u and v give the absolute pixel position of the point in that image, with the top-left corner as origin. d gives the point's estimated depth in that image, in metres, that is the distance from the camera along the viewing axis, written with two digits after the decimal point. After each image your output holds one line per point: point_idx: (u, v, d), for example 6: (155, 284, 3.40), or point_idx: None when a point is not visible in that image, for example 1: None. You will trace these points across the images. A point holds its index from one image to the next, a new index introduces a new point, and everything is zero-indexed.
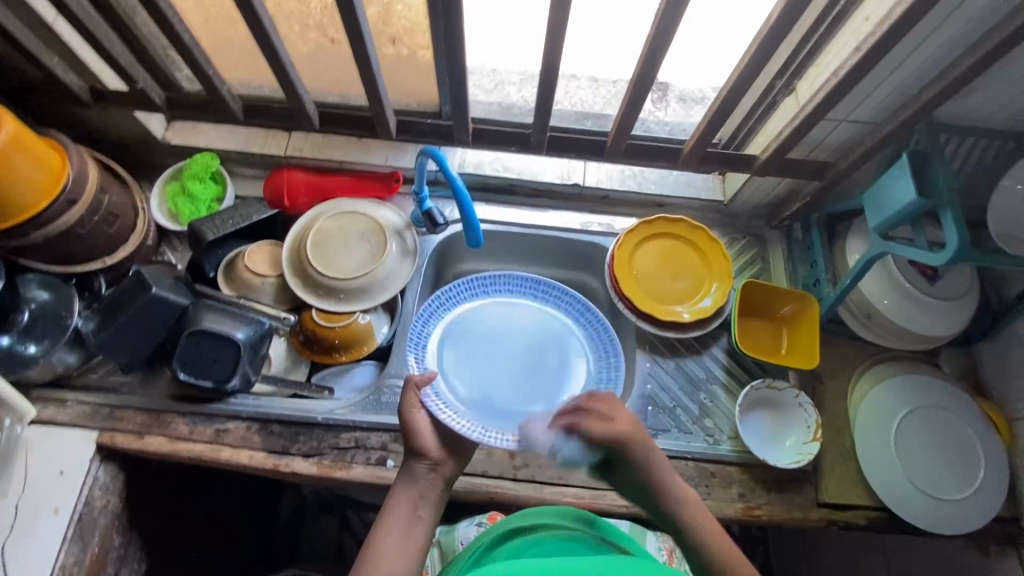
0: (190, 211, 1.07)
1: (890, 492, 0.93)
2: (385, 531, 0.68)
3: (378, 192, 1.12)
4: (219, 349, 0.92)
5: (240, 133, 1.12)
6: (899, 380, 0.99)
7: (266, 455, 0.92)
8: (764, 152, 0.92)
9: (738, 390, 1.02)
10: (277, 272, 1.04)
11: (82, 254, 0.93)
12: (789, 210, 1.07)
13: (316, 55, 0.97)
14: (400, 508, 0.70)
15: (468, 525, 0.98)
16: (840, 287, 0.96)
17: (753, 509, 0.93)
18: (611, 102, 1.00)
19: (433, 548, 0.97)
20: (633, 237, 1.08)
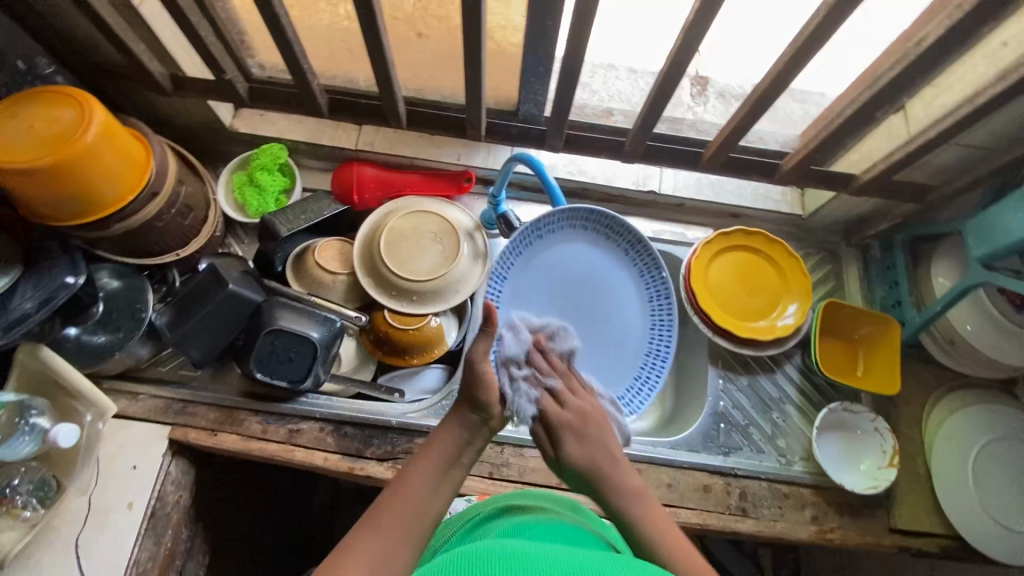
0: (258, 203, 1.04)
1: (965, 521, 0.92)
2: (413, 476, 0.62)
3: (448, 190, 1.09)
4: (295, 348, 0.91)
5: (309, 124, 1.08)
6: (977, 409, 0.97)
7: (339, 457, 0.91)
8: (865, 172, 0.89)
9: (811, 410, 1.01)
10: (348, 270, 1.02)
11: (157, 246, 0.90)
12: (873, 229, 1.05)
13: (401, 48, 0.94)
14: (433, 454, 0.65)
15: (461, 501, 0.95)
16: (927, 313, 0.94)
17: (827, 532, 0.92)
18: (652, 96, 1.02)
19: None
20: (710, 249, 1.06)
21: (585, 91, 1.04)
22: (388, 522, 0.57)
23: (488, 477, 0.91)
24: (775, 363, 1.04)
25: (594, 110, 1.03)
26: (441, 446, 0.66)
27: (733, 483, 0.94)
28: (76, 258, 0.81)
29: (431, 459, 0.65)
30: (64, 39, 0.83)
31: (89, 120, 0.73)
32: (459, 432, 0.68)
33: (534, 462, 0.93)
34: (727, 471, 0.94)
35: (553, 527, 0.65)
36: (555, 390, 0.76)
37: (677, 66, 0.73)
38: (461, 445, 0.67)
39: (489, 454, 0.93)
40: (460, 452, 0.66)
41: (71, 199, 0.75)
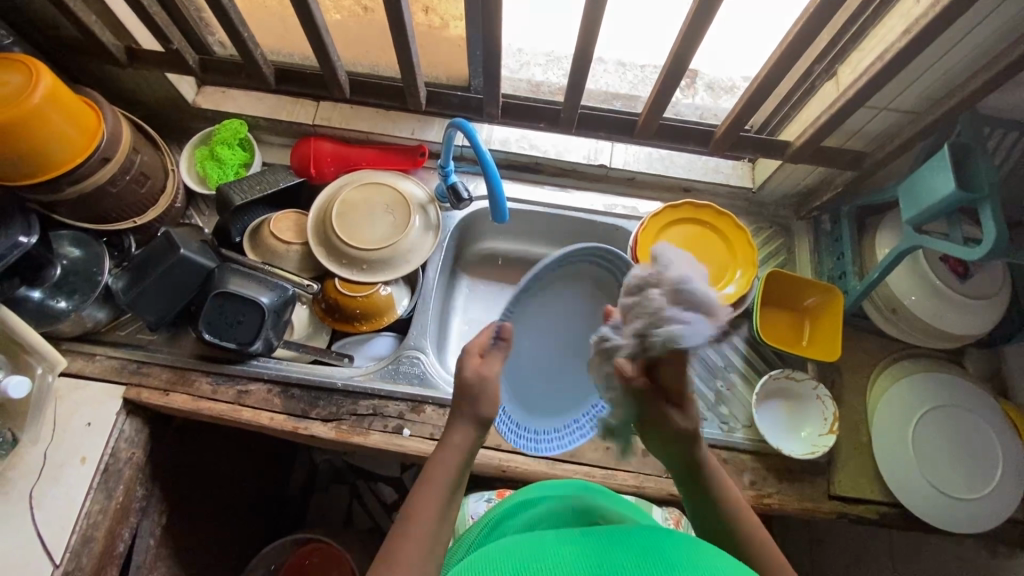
0: (218, 175, 1.08)
1: (903, 488, 0.92)
2: (420, 495, 0.60)
3: (403, 165, 1.12)
4: (244, 312, 0.94)
5: (269, 100, 1.12)
6: (920, 376, 0.97)
7: (285, 417, 0.94)
8: (799, 138, 0.90)
9: (755, 379, 1.02)
10: (302, 240, 1.05)
11: (114, 213, 0.94)
12: (818, 201, 1.06)
13: (348, 22, 0.97)
14: (439, 471, 0.62)
15: (478, 499, 0.95)
16: (867, 281, 0.95)
17: (765, 497, 0.92)
18: (637, 86, 1.07)
19: None
20: (658, 221, 1.07)
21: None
22: (399, 557, 0.55)
23: (429, 438, 0.93)
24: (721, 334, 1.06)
25: (549, 88, 1.07)
26: (448, 466, 0.63)
27: None
28: (31, 220, 0.85)
29: (438, 471, 0.62)
30: (21, 12, 0.87)
31: (35, 83, 0.76)
32: (459, 454, 0.64)
33: None
34: None
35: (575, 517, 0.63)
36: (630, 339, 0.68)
37: (595, 29, 0.75)
38: (460, 463, 0.64)
39: (431, 416, 0.94)
40: (462, 470, 0.64)
41: (22, 160, 0.79)
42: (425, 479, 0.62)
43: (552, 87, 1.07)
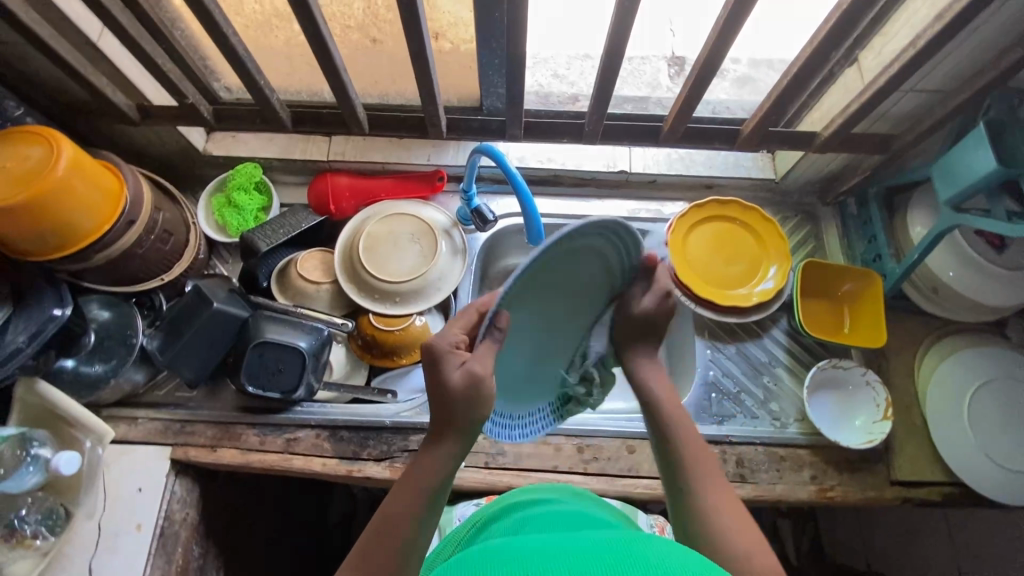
0: (237, 222, 1.07)
1: (964, 466, 0.91)
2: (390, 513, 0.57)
3: (423, 191, 1.11)
4: (284, 359, 0.93)
5: (281, 140, 1.11)
6: (968, 352, 0.97)
7: (337, 461, 0.92)
8: (826, 128, 0.89)
9: (802, 371, 1.01)
10: (330, 278, 1.04)
11: (142, 272, 0.93)
12: (845, 185, 1.05)
13: (359, 56, 0.96)
14: (418, 478, 0.58)
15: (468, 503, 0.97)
16: (906, 263, 0.94)
17: (827, 490, 0.92)
18: (627, 79, 1.08)
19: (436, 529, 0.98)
20: (685, 223, 1.07)
21: (562, 83, 1.06)
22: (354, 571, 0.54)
23: (484, 467, 0.92)
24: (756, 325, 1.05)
25: (559, 97, 1.07)
26: (427, 475, 0.58)
27: (728, 450, 0.94)
28: (62, 291, 0.83)
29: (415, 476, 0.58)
30: (31, 82, 0.86)
31: (57, 156, 0.75)
32: (439, 468, 0.59)
33: (529, 448, 0.94)
34: (721, 439, 0.95)
35: (560, 519, 0.62)
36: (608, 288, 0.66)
37: (620, 41, 0.74)
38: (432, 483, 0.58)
39: (484, 444, 0.94)
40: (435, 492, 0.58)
41: (53, 234, 0.78)
42: (405, 483, 0.59)
43: (562, 96, 1.06)
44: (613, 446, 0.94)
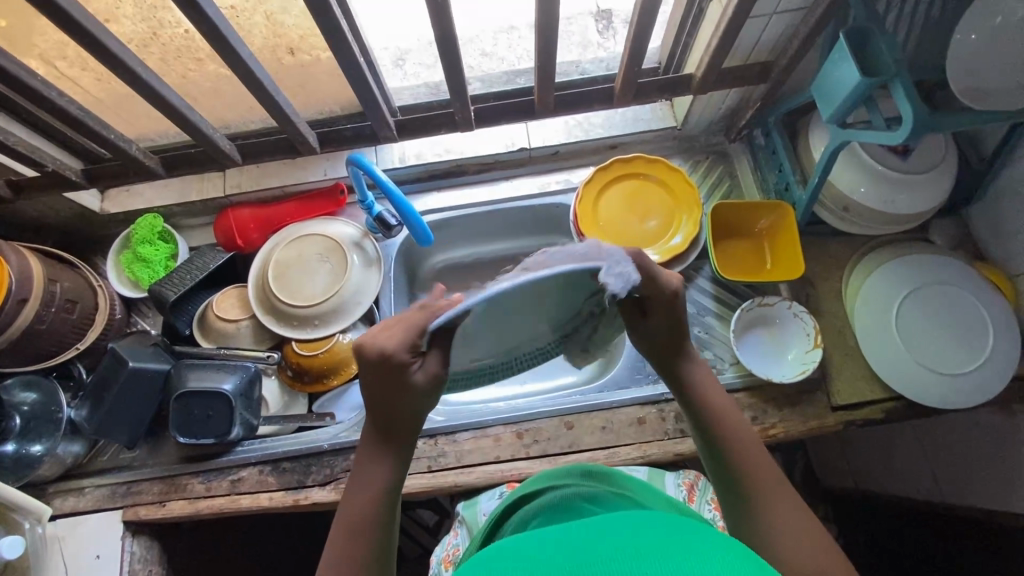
0: (148, 275, 1.06)
1: (899, 378, 0.91)
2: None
3: (327, 208, 1.10)
4: (212, 405, 0.93)
5: (175, 185, 1.09)
6: (893, 265, 0.95)
7: (284, 493, 0.93)
8: (698, 69, 0.87)
9: (731, 315, 1.01)
10: (248, 314, 1.03)
11: (53, 347, 0.93)
12: (743, 120, 1.03)
13: (222, 86, 0.93)
14: (361, 492, 0.59)
15: (490, 496, 0.90)
16: (810, 188, 0.92)
17: (770, 429, 0.92)
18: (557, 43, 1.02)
19: (461, 526, 0.90)
20: (593, 188, 1.05)
21: (491, 60, 1.04)
22: None
23: (428, 471, 0.93)
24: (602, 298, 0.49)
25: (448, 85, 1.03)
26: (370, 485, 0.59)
27: (666, 408, 0.94)
28: None
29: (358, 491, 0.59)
30: None
31: None
32: (378, 486, 0.59)
33: (469, 443, 0.94)
34: (658, 398, 0.94)
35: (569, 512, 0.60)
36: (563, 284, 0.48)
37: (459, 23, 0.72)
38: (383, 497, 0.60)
39: (424, 449, 0.94)
40: (386, 503, 0.60)
41: None
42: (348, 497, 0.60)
43: None
44: (551, 425, 0.94)
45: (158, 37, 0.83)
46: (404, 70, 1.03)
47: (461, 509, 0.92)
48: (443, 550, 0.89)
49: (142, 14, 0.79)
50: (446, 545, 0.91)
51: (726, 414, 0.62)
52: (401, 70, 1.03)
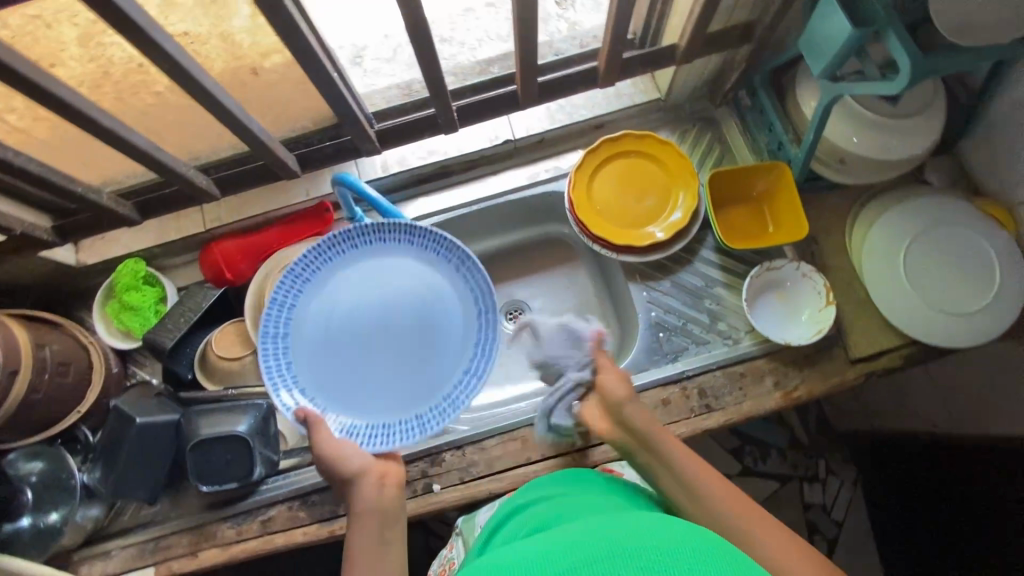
0: (140, 323, 1.01)
1: (913, 324, 0.90)
2: None
3: (314, 228, 1.05)
4: (229, 448, 0.90)
5: (152, 226, 1.05)
6: (895, 211, 0.95)
7: (317, 525, 0.92)
8: (682, 37, 0.85)
9: (740, 283, 1.00)
10: (251, 348, 0.99)
11: (54, 413, 0.89)
12: (729, 83, 1.00)
13: (189, 116, 0.88)
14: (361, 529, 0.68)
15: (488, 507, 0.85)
16: (806, 145, 0.91)
17: (792, 392, 0.92)
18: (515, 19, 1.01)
19: (458, 539, 0.86)
20: (584, 173, 1.03)
21: (451, 45, 1.00)
22: None
23: (460, 483, 0.91)
24: (392, 228, 0.81)
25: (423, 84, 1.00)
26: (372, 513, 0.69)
27: (688, 386, 0.94)
28: None
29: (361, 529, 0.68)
30: None
31: None
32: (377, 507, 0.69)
33: (497, 449, 0.93)
34: (679, 377, 0.94)
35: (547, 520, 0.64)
36: (370, 241, 0.81)
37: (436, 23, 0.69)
38: (380, 519, 0.69)
39: (453, 462, 0.93)
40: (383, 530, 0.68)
41: None
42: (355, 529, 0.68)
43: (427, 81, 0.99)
44: None
45: (111, 75, 0.77)
46: (364, 67, 0.98)
47: (458, 522, 0.88)
48: (439, 565, 0.85)
49: (93, 53, 0.74)
50: (442, 561, 0.86)
51: (662, 442, 0.72)
52: (361, 67, 0.98)
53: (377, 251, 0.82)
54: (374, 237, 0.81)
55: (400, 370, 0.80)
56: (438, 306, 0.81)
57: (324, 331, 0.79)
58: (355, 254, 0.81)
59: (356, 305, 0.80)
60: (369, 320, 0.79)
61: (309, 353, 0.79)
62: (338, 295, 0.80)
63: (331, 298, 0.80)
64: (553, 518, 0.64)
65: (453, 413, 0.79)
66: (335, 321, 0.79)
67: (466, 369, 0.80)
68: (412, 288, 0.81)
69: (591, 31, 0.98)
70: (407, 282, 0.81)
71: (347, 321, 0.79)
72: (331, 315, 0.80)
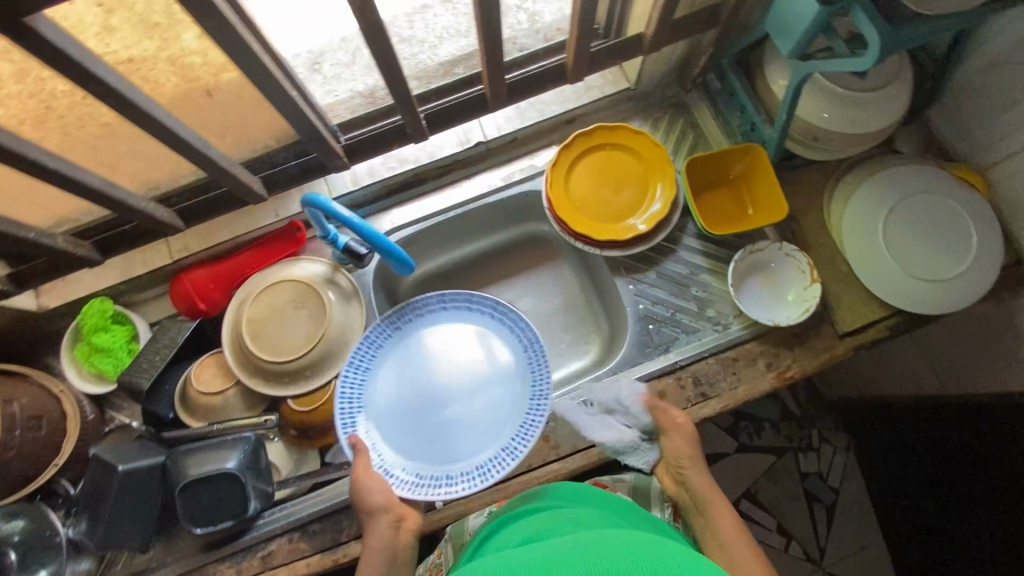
0: (113, 365, 0.97)
1: (898, 295, 0.91)
2: None
3: (287, 249, 1.02)
4: (219, 488, 0.87)
5: (117, 261, 1.00)
6: (871, 183, 0.95)
7: (320, 555, 0.89)
8: (649, 26, 0.84)
9: (724, 267, 1.00)
10: (233, 380, 0.96)
11: (30, 469, 0.85)
12: (698, 66, 0.99)
13: (145, 145, 0.84)
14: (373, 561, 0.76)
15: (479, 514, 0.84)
16: (779, 125, 0.90)
17: (785, 372, 0.92)
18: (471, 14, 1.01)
19: (446, 545, 0.83)
20: (560, 170, 1.01)
21: (412, 45, 1.00)
22: None
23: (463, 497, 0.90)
24: (476, 299, 0.96)
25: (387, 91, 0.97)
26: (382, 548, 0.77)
27: (682, 375, 0.93)
28: None
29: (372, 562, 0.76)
30: None
31: None
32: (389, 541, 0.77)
33: None
34: (672, 368, 0.94)
35: (546, 528, 0.64)
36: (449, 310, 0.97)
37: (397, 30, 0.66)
38: (387, 558, 0.76)
39: None
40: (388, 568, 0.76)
41: None
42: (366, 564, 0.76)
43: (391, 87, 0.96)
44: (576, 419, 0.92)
45: (54, 109, 0.75)
46: (324, 73, 0.98)
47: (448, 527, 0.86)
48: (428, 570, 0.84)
49: None
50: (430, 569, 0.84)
51: (713, 502, 0.77)
52: (321, 74, 0.99)
53: (462, 324, 0.97)
54: (466, 308, 0.97)
55: (457, 433, 0.91)
56: (502, 387, 0.94)
57: (400, 379, 0.93)
58: (444, 318, 0.97)
59: (434, 364, 0.95)
60: (448, 379, 0.94)
61: (384, 392, 0.92)
62: (420, 349, 0.95)
63: (413, 350, 0.95)
64: (553, 527, 0.64)
65: (481, 482, 0.86)
66: (413, 369, 0.94)
67: (506, 444, 0.89)
68: (488, 356, 0.96)
69: (555, 24, 0.96)
70: (483, 351, 0.96)
71: (423, 373, 0.94)
72: (408, 365, 0.94)
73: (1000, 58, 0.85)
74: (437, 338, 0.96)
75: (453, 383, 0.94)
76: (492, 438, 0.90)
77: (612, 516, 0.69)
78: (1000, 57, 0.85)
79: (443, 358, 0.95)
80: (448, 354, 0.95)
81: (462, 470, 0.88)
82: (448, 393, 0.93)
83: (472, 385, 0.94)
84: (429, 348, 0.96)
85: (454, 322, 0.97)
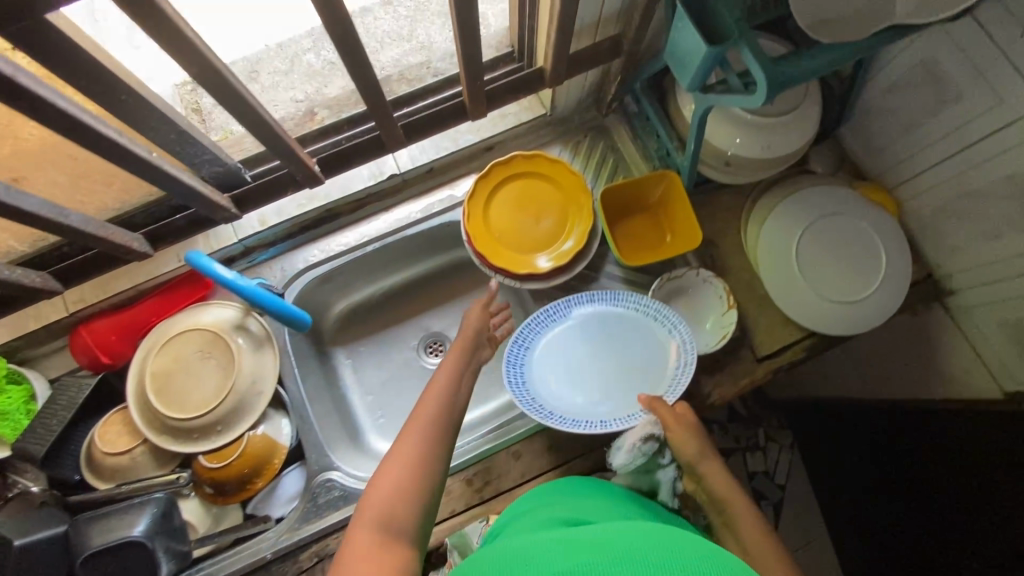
0: (11, 426, 0.89)
1: (815, 316, 0.92)
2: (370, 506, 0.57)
3: (195, 295, 0.98)
4: (127, 556, 0.82)
5: (10, 318, 0.95)
6: (786, 205, 0.95)
7: None
8: (546, 61, 0.83)
9: (646, 294, 0.99)
10: (141, 437, 0.91)
11: None
12: (610, 91, 0.98)
13: None
14: (421, 415, 0.65)
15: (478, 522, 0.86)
16: (689, 153, 0.90)
17: (705, 399, 0.93)
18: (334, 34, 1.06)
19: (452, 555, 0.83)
20: (478, 202, 0.98)
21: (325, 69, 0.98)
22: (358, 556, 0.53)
23: None
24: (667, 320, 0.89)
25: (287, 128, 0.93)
26: (445, 391, 0.68)
27: None
28: None
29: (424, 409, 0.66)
30: None
31: None
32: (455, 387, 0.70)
33: None
34: None
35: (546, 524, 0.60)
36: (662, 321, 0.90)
37: None
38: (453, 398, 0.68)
39: None
40: (444, 422, 0.66)
41: None
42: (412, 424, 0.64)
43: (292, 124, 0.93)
44: (500, 459, 0.91)
45: None
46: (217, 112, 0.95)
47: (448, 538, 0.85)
48: None
49: None
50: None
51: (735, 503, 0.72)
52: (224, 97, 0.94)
53: (657, 338, 0.90)
54: (673, 333, 0.89)
55: (587, 395, 0.90)
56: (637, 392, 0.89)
57: (591, 334, 0.93)
58: (638, 325, 0.91)
59: (636, 346, 0.91)
60: (612, 366, 0.92)
61: (567, 335, 0.93)
62: (618, 325, 0.93)
63: (625, 321, 0.92)
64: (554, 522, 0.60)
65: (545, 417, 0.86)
66: (599, 333, 0.93)
67: (589, 419, 0.86)
68: (649, 368, 0.90)
69: None
70: (654, 364, 0.90)
71: (592, 344, 0.93)
72: (604, 327, 0.93)
73: (897, 82, 0.87)
74: (624, 339, 0.92)
75: (616, 376, 0.91)
76: (597, 417, 0.87)
77: (613, 504, 0.67)
78: (897, 80, 0.87)
79: (630, 345, 0.92)
80: (623, 346, 0.92)
81: (550, 409, 0.88)
82: (604, 371, 0.92)
83: (626, 380, 0.90)
84: (632, 330, 0.92)
85: (638, 331, 0.92)
